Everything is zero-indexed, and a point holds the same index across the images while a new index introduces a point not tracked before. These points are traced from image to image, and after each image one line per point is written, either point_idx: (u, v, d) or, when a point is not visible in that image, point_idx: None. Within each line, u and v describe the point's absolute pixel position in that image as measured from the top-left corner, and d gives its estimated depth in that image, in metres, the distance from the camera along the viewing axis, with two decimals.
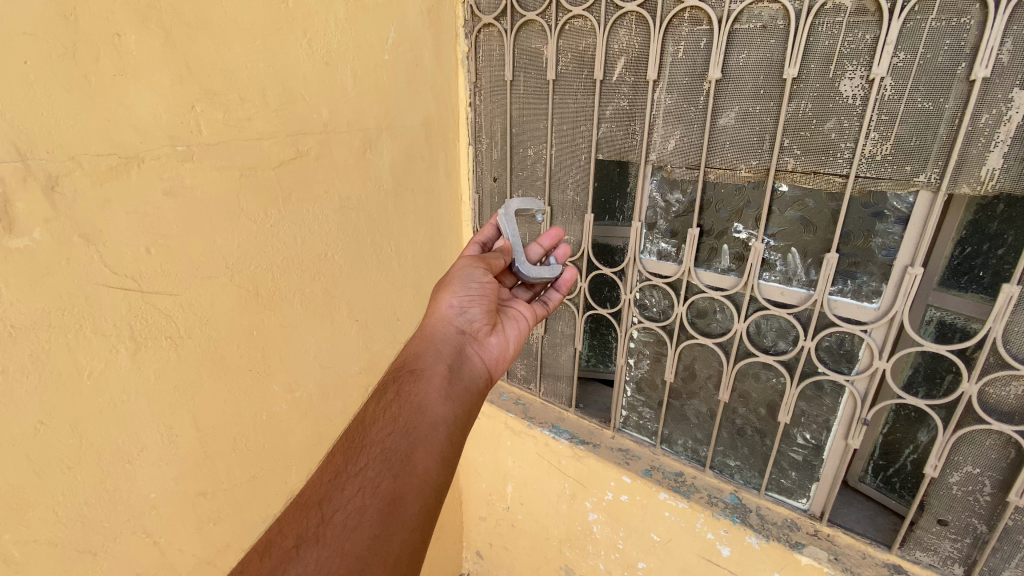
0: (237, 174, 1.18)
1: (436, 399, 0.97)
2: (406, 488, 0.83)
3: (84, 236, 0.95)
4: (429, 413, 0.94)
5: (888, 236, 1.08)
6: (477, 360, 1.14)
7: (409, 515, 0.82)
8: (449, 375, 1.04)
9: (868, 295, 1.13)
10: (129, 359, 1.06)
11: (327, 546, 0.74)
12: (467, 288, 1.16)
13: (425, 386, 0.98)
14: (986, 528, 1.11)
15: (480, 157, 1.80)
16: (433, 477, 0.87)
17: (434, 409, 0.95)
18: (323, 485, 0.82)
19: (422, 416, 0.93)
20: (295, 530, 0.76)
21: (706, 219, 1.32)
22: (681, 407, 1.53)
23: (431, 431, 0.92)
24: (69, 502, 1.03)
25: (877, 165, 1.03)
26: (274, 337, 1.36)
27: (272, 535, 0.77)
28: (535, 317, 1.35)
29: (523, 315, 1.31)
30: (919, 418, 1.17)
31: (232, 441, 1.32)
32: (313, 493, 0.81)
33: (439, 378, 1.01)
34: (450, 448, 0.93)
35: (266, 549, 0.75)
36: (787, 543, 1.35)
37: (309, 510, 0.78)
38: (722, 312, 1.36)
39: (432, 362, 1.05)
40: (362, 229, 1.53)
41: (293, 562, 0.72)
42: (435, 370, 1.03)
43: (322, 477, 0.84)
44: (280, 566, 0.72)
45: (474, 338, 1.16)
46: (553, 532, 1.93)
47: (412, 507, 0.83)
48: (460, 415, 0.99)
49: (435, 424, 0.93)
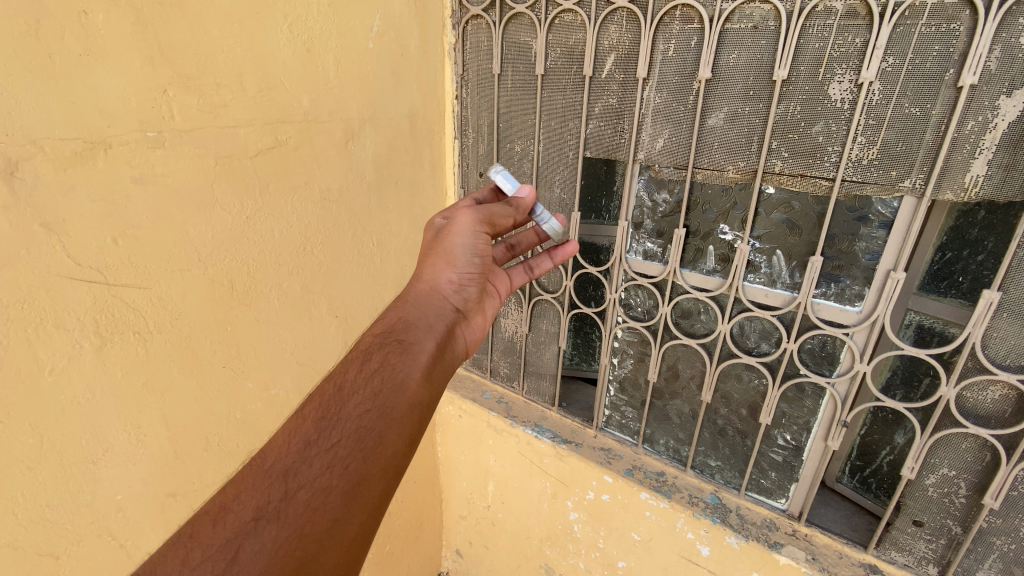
0: (213, 163, 1.13)
1: (417, 381, 0.97)
2: (374, 472, 0.83)
3: (45, 225, 0.90)
4: (409, 393, 0.94)
5: (872, 240, 1.09)
6: (460, 341, 1.17)
7: (372, 497, 0.82)
8: (436, 356, 1.05)
9: (851, 298, 1.14)
10: (94, 355, 1.01)
11: (287, 524, 0.73)
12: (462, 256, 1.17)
13: (410, 363, 0.98)
14: (961, 530, 1.13)
15: (465, 151, 1.77)
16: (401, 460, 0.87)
17: (413, 390, 0.95)
18: (291, 453, 0.80)
19: (400, 396, 0.92)
20: (254, 503, 0.74)
21: (693, 219, 1.32)
22: (664, 407, 1.53)
23: (407, 413, 0.92)
24: (29, 505, 0.97)
25: (864, 169, 1.04)
26: (250, 332, 1.31)
27: (230, 502, 0.75)
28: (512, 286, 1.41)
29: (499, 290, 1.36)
30: (896, 420, 1.19)
31: (204, 440, 1.27)
32: (277, 461, 0.79)
33: (425, 358, 1.02)
34: (422, 431, 0.93)
35: (222, 515, 0.73)
36: (766, 543, 1.36)
37: (272, 481, 0.76)
38: (707, 313, 1.35)
39: (420, 339, 1.05)
40: (344, 222, 1.49)
41: (249, 539, 0.71)
42: (424, 348, 1.04)
43: (291, 442, 0.81)
44: (236, 540, 0.71)
45: (464, 316, 1.21)
46: (533, 531, 1.92)
47: (376, 491, 0.83)
48: (435, 397, 1.00)
49: (412, 405, 0.93)
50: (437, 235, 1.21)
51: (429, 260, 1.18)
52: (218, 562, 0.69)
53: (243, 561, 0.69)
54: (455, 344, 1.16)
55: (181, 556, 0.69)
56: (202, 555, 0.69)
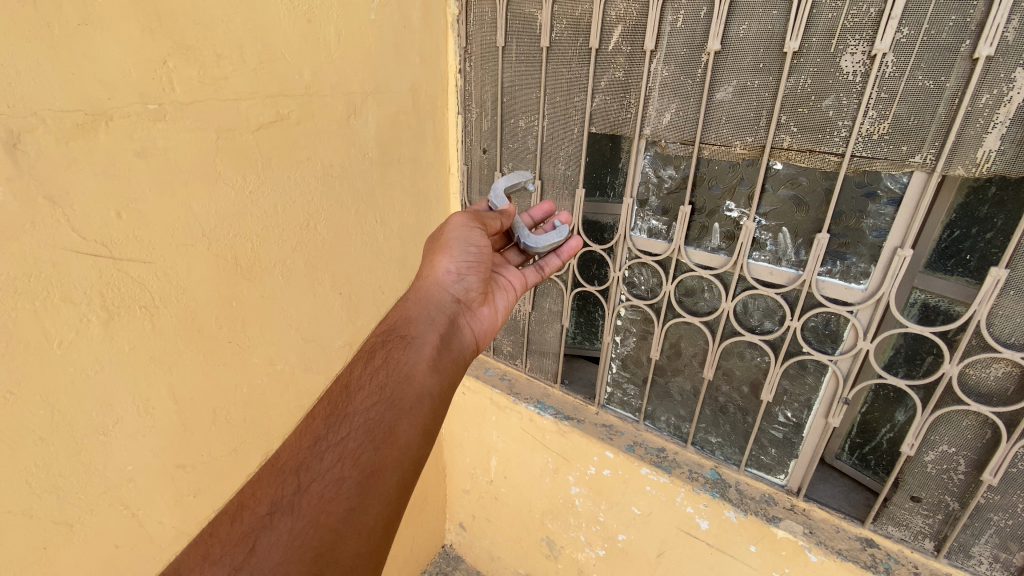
0: (214, 137, 1.12)
1: (423, 369, 1.01)
2: (386, 462, 0.86)
3: (49, 198, 0.90)
4: (417, 384, 0.98)
5: (880, 217, 1.08)
6: (467, 330, 1.21)
7: (387, 487, 0.85)
8: (440, 347, 1.09)
9: (856, 276, 1.14)
10: (101, 328, 1.02)
11: (301, 516, 0.77)
12: (463, 250, 1.22)
13: (414, 355, 1.03)
14: (958, 505, 1.15)
15: (468, 127, 1.75)
16: (413, 449, 0.90)
17: (420, 380, 0.99)
18: (301, 449, 0.84)
19: (408, 386, 0.97)
20: (269, 499, 0.78)
21: (699, 196, 1.30)
22: (665, 385, 1.54)
23: (416, 403, 0.95)
24: (42, 474, 1.00)
25: (874, 144, 1.02)
26: (255, 308, 1.32)
27: (247, 499, 0.80)
28: (526, 284, 1.44)
29: (513, 284, 1.40)
30: (897, 398, 1.19)
31: (212, 413, 1.29)
32: (289, 458, 0.84)
33: (429, 349, 1.06)
34: (433, 419, 0.97)
35: (239, 512, 0.78)
36: (764, 517, 1.37)
37: (284, 478, 0.80)
38: (711, 291, 1.35)
39: (423, 331, 1.09)
40: (347, 199, 1.48)
41: (266, 532, 0.75)
42: (427, 340, 1.08)
43: (302, 440, 0.86)
44: (253, 535, 0.75)
45: (467, 308, 1.24)
46: (535, 505, 1.96)
47: (390, 479, 0.86)
48: (446, 386, 1.03)
49: (420, 396, 0.97)
50: (435, 235, 1.28)
51: (429, 257, 1.23)
52: (237, 556, 0.73)
53: (260, 553, 0.73)
54: (464, 337, 1.19)
55: (202, 551, 0.74)
56: (221, 549, 0.74)
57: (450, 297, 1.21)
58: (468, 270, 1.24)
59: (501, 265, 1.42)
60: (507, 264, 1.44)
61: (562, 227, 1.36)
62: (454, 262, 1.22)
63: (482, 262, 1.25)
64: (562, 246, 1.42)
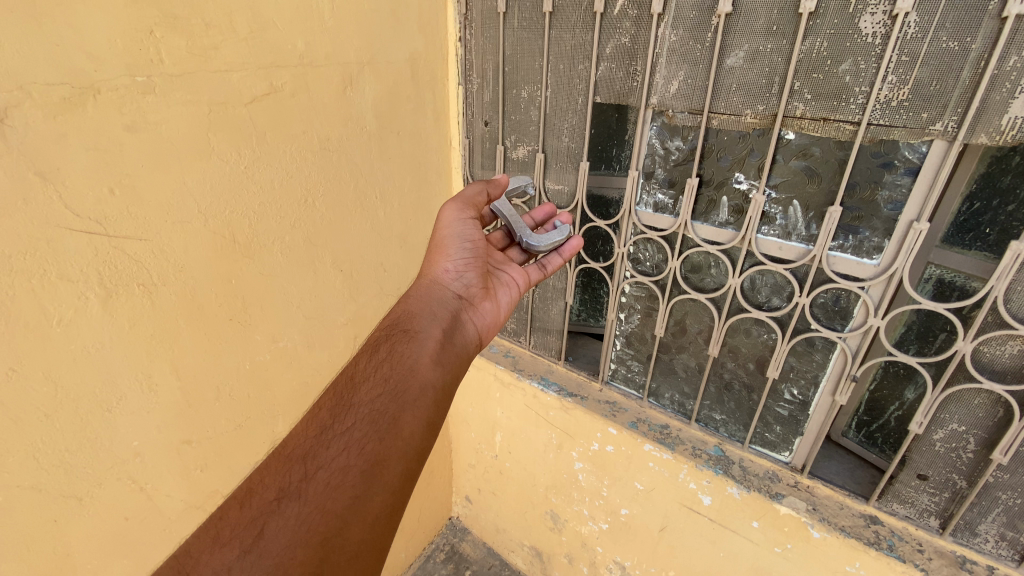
0: (207, 110, 1.09)
1: (426, 362, 1.02)
2: (391, 451, 0.86)
3: (40, 174, 0.88)
4: (420, 377, 0.99)
5: (896, 188, 1.03)
6: (470, 325, 1.20)
7: (391, 476, 0.85)
8: (443, 341, 1.09)
9: (869, 250, 1.10)
10: (100, 306, 1.02)
11: (308, 502, 0.77)
12: (459, 247, 1.24)
13: (418, 348, 1.04)
14: (966, 484, 1.13)
15: (469, 99, 1.69)
16: (417, 440, 0.90)
17: (423, 372, 1.00)
18: (308, 438, 0.85)
19: (412, 378, 0.97)
20: (277, 484, 0.79)
21: (707, 168, 1.26)
22: (670, 362, 1.52)
23: (419, 396, 0.96)
24: (48, 449, 1.01)
25: (892, 111, 0.97)
26: (255, 285, 1.31)
27: (255, 484, 0.80)
28: (529, 283, 1.42)
29: (516, 281, 1.38)
30: (907, 375, 1.16)
31: (216, 390, 1.30)
32: (296, 447, 0.84)
33: (432, 343, 1.07)
34: (437, 412, 0.96)
35: (248, 497, 0.79)
36: (768, 493, 1.35)
37: (292, 465, 0.81)
38: (717, 267, 1.32)
39: (426, 325, 1.10)
40: (345, 174, 1.45)
41: (273, 517, 0.75)
42: (430, 335, 1.08)
43: (309, 429, 0.87)
44: (261, 519, 0.75)
45: (470, 304, 1.24)
46: (539, 479, 1.97)
47: (395, 470, 0.86)
48: (450, 379, 1.04)
49: (423, 388, 0.97)
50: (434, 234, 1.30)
51: (429, 257, 1.25)
52: (246, 539, 0.73)
53: (268, 537, 0.73)
54: (468, 332, 1.19)
55: (214, 533, 0.75)
56: (231, 533, 0.74)
57: (451, 293, 1.21)
58: (466, 267, 1.26)
59: (502, 263, 1.40)
60: (508, 263, 1.41)
61: (563, 227, 1.36)
62: (452, 261, 1.24)
63: (478, 257, 1.27)
64: (563, 245, 1.40)
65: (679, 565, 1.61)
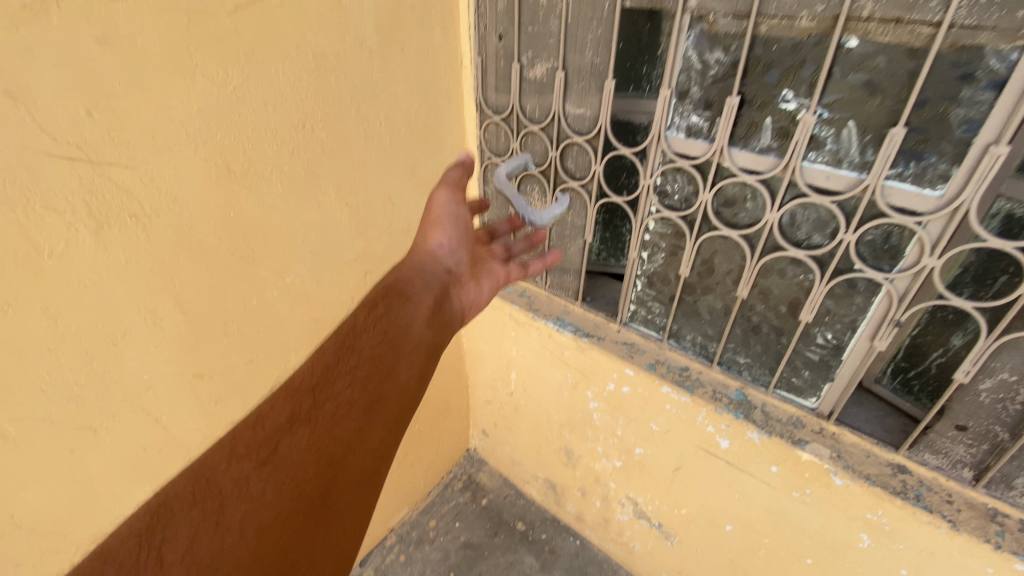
0: (185, 20, 0.97)
1: (420, 323, 1.02)
2: (385, 396, 0.91)
3: (6, 92, 0.80)
4: (414, 335, 1.00)
5: (974, 105, 0.87)
6: (457, 301, 1.14)
7: (387, 414, 0.91)
8: (434, 309, 1.07)
9: (932, 180, 0.96)
10: (93, 238, 0.97)
11: (316, 431, 0.85)
12: (454, 225, 1.16)
13: (412, 310, 1.03)
14: (1008, 436, 1.06)
15: (482, 8, 1.51)
16: (410, 385, 0.95)
17: (419, 331, 1.01)
18: (312, 375, 0.90)
19: (407, 335, 0.99)
20: (288, 410, 0.86)
21: (750, 85, 1.10)
22: (694, 303, 1.44)
23: (413, 350, 0.99)
24: (57, 382, 1.01)
25: (982, 9, 0.82)
26: (256, 218, 1.24)
27: (262, 414, 0.86)
28: (510, 277, 1.38)
29: (497, 272, 1.33)
30: (957, 321, 1.04)
31: (223, 325, 1.27)
32: (302, 381, 0.89)
33: (425, 311, 1.05)
34: (427, 368, 1.00)
35: (257, 423, 0.85)
36: (790, 440, 1.30)
37: (302, 395, 0.87)
38: (754, 200, 1.19)
39: (425, 286, 1.08)
40: (345, 96, 1.33)
41: (286, 438, 0.83)
42: (422, 303, 1.05)
43: (316, 360, 0.92)
44: (275, 439, 0.83)
45: (458, 279, 1.17)
46: (553, 416, 1.97)
47: (390, 409, 0.91)
48: (439, 340, 1.05)
49: (417, 345, 0.99)
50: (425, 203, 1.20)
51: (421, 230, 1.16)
52: (260, 455, 0.81)
53: (282, 455, 0.81)
54: (466, 292, 1.19)
55: (228, 444, 0.82)
56: (246, 446, 0.82)
57: (442, 268, 1.13)
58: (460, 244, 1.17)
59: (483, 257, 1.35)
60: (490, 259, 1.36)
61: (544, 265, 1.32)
62: (446, 236, 1.14)
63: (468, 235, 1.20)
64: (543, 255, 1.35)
65: (692, 503, 1.61)
